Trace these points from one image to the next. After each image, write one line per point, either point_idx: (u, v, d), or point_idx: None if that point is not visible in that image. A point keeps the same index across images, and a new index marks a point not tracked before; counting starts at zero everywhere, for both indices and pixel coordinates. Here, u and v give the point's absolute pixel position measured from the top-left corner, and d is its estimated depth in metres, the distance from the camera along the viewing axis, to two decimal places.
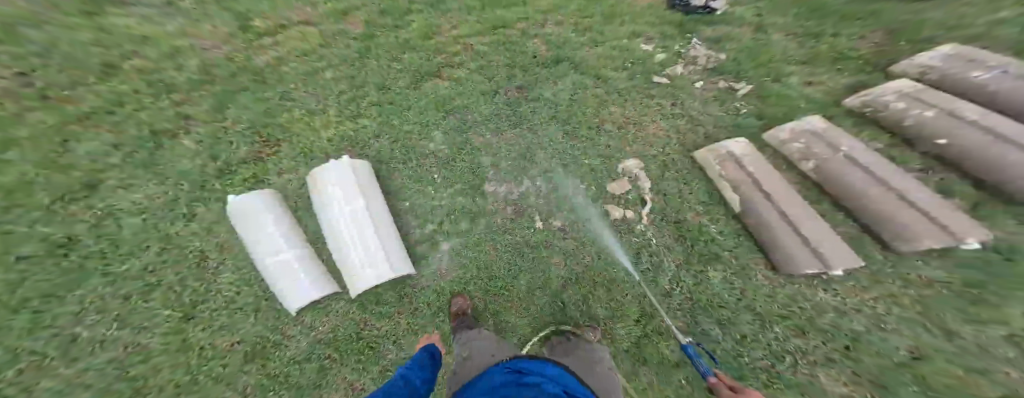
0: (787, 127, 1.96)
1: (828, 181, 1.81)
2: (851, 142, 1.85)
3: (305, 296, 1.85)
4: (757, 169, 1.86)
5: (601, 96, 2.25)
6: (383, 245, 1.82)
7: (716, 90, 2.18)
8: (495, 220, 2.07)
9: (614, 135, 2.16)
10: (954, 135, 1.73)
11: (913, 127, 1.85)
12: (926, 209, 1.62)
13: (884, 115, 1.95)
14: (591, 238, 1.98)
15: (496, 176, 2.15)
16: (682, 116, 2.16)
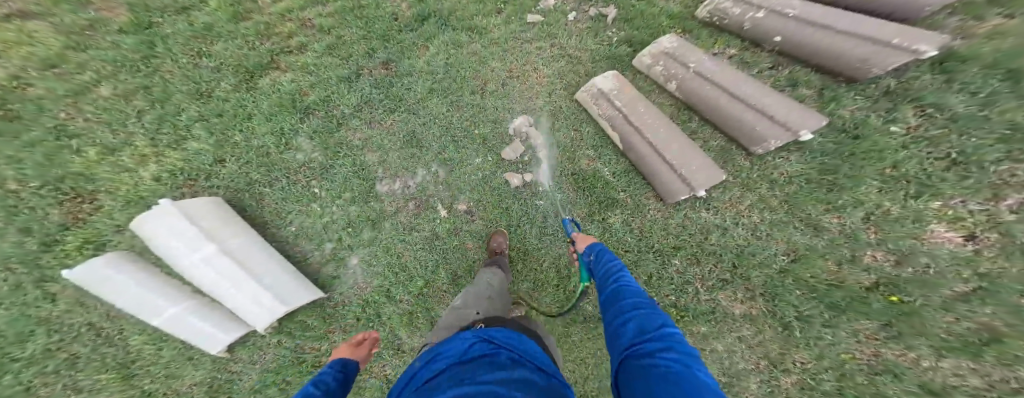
0: (641, 53, 1.92)
1: (690, 96, 1.84)
2: (697, 54, 1.83)
3: (213, 339, 1.68)
4: (625, 101, 1.82)
5: (477, 50, 2.01)
6: (259, 281, 1.57)
7: (590, 19, 2.01)
8: (396, 222, 1.93)
9: (500, 95, 2.00)
10: (787, 31, 1.74)
11: (755, 27, 1.81)
12: (767, 106, 1.71)
13: (729, 23, 1.87)
14: (500, 209, 1.93)
15: (386, 172, 1.96)
16: (564, 54, 2.02)
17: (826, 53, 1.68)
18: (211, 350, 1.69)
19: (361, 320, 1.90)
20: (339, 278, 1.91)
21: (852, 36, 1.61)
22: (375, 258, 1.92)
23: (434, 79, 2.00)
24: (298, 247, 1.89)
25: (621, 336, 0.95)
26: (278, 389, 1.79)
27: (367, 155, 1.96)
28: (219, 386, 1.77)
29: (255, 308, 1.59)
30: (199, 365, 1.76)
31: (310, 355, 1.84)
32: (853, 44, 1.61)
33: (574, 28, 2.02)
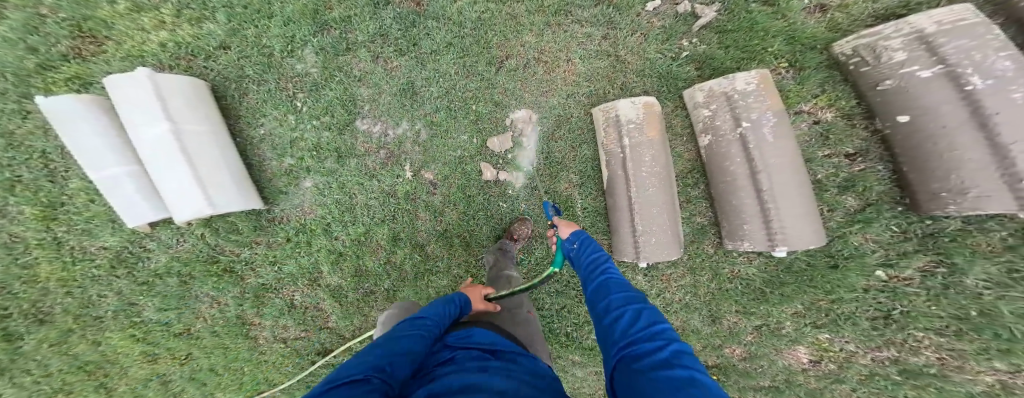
0: (710, 84, 1.58)
1: (713, 159, 1.59)
2: (761, 110, 1.49)
3: (140, 216, 1.60)
4: (633, 144, 1.55)
5: (517, 14, 1.68)
6: (196, 183, 1.43)
7: (672, 18, 1.70)
8: (361, 163, 1.70)
9: (518, 74, 1.72)
10: (926, 117, 1.32)
11: (891, 94, 1.41)
12: (776, 209, 1.46)
13: (871, 74, 1.46)
14: (462, 197, 1.76)
15: (371, 112, 1.70)
16: (607, 56, 1.73)
17: (942, 160, 1.31)
18: (133, 224, 1.62)
19: (290, 242, 1.73)
20: (287, 195, 1.71)
21: (985, 160, 1.23)
22: (325, 193, 1.70)
23: (459, 31, 1.68)
24: (258, 151, 1.69)
25: (612, 332, 0.83)
26: (178, 281, 1.74)
27: (359, 88, 1.71)
28: (126, 257, 1.72)
29: (182, 204, 1.46)
30: (118, 230, 1.69)
31: (225, 258, 1.73)
32: (958, 170, 1.28)
33: (649, 22, 1.71)
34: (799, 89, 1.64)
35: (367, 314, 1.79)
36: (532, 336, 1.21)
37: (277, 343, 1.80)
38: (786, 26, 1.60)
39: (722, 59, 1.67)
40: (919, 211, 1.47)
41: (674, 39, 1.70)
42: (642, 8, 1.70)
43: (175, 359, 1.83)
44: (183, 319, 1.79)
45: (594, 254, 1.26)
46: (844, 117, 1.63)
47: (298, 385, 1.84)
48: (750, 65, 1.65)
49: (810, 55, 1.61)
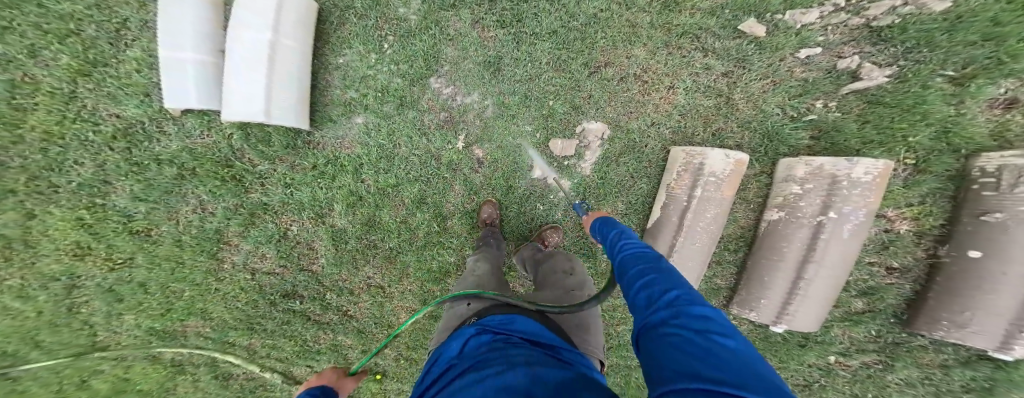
0: (822, 161, 1.47)
1: (773, 234, 1.60)
2: (854, 204, 1.43)
3: (184, 100, 1.43)
4: (704, 197, 1.53)
5: (638, 25, 1.58)
6: (265, 83, 1.36)
7: (824, 73, 1.58)
8: (419, 117, 1.60)
9: (610, 85, 1.64)
10: (999, 261, 1.33)
11: (985, 227, 1.37)
12: (802, 296, 1.55)
13: (987, 198, 1.37)
14: (503, 185, 1.71)
15: (450, 74, 1.54)
16: (716, 95, 1.64)
17: (980, 300, 1.38)
18: (169, 107, 1.45)
19: (314, 171, 1.60)
20: (336, 123, 1.58)
21: (1005, 308, 1.34)
22: (369, 135, 1.60)
23: (569, 23, 1.57)
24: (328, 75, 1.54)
25: (636, 307, 0.75)
26: (176, 174, 1.55)
27: (448, 47, 1.59)
28: (134, 133, 1.55)
29: (239, 105, 1.37)
30: (146, 104, 1.53)
31: (241, 166, 1.57)
32: (976, 310, 1.39)
33: (789, 71, 1.61)
34: (900, 192, 1.58)
35: (358, 267, 1.66)
36: (583, 328, 1.16)
37: (242, 273, 1.61)
38: (946, 117, 1.48)
39: (846, 135, 1.58)
40: (905, 323, 1.64)
41: (808, 96, 1.60)
42: (791, 52, 1.58)
43: (108, 262, 1.57)
44: (145, 217, 1.56)
45: (613, 236, 1.18)
46: (913, 233, 1.62)
47: (236, 325, 1.64)
48: (874, 150, 1.56)
49: (941, 158, 1.51)
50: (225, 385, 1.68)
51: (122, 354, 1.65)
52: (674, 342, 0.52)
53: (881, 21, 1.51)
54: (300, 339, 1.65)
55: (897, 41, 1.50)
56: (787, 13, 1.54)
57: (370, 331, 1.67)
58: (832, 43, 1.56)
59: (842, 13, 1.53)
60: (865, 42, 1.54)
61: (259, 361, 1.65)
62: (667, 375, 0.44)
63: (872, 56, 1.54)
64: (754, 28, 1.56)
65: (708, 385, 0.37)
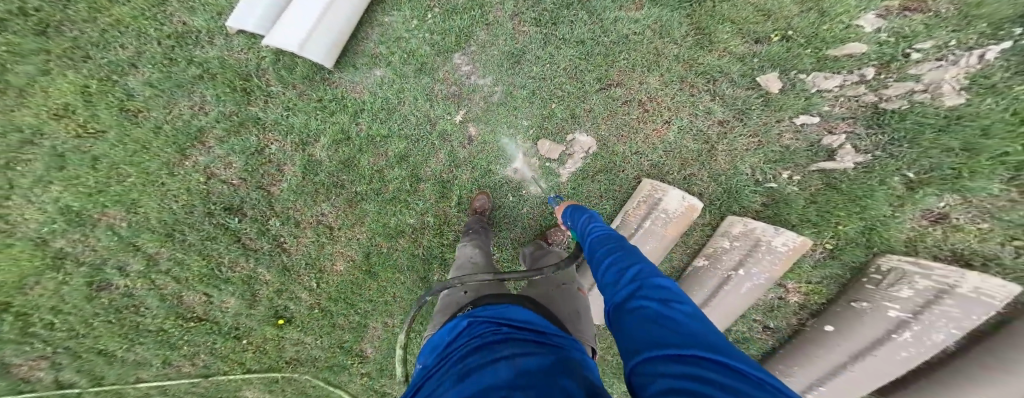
0: (756, 224, 1.49)
1: (690, 276, 1.61)
2: (761, 268, 1.48)
3: (244, 23, 1.58)
4: (648, 230, 1.54)
5: (663, 54, 1.59)
6: (313, 22, 1.50)
7: (807, 145, 1.51)
8: (431, 84, 1.65)
9: (614, 104, 1.63)
10: (844, 338, 1.43)
11: (851, 310, 1.44)
12: None
13: (866, 288, 1.43)
14: (484, 167, 1.64)
15: (474, 54, 1.66)
16: (703, 141, 1.59)
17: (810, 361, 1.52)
18: (230, 25, 1.59)
19: (318, 103, 1.63)
20: (356, 70, 1.66)
21: (821, 370, 1.50)
22: (381, 87, 1.65)
23: (599, 37, 1.62)
24: (368, 31, 1.65)
25: (605, 283, 0.78)
26: (197, 75, 1.62)
27: (480, 31, 1.65)
28: (187, 37, 1.69)
29: (283, 34, 1.51)
30: (211, 20, 1.69)
31: (257, 82, 1.63)
32: (799, 367, 1.55)
33: (779, 135, 1.54)
34: (806, 269, 1.56)
35: (316, 202, 1.52)
36: (578, 315, 1.02)
37: (198, 174, 1.50)
38: (879, 216, 1.44)
39: (790, 210, 1.53)
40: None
41: (779, 164, 1.54)
42: (790, 116, 1.52)
43: (80, 129, 1.53)
44: (147, 98, 1.59)
45: (584, 220, 1.16)
46: (798, 304, 1.63)
47: (155, 228, 1.43)
48: (806, 230, 1.52)
49: (853, 250, 1.50)
50: (91, 298, 1.40)
51: (15, 229, 1.44)
52: (647, 316, 0.55)
53: (892, 104, 1.40)
54: (213, 260, 1.44)
55: (891, 129, 1.40)
56: (811, 74, 1.48)
57: (296, 272, 1.50)
58: (832, 116, 1.48)
59: (862, 85, 1.43)
60: (861, 123, 1.45)
61: (152, 274, 1.41)
62: (647, 346, 0.46)
63: (858, 139, 1.45)
64: (771, 82, 1.51)
65: (690, 354, 0.39)
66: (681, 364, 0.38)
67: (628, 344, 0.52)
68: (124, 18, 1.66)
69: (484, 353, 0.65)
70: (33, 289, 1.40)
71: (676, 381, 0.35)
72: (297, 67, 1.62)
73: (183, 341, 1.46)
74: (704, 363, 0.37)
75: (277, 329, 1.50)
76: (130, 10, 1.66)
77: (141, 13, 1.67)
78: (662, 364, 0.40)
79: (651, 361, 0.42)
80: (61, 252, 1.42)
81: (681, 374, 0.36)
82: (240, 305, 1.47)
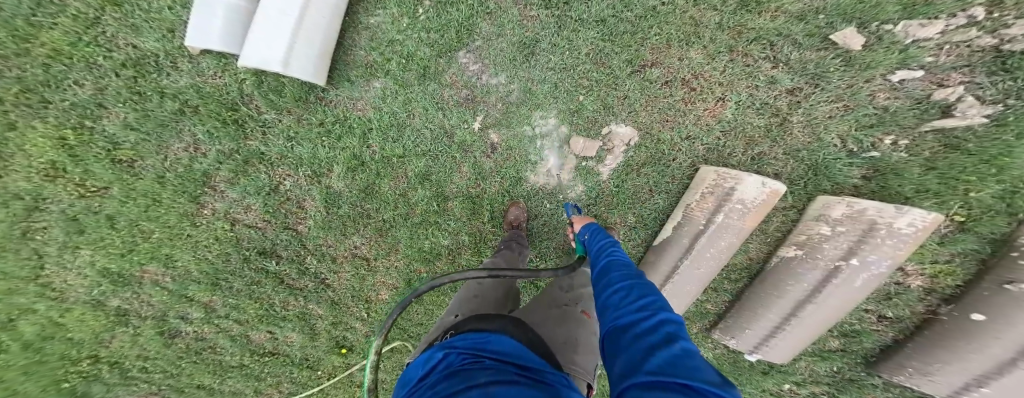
0: (867, 204, 1.17)
1: (779, 269, 1.35)
2: (882, 255, 1.16)
3: (209, 40, 1.36)
4: (723, 224, 1.31)
5: (702, 24, 1.37)
6: (293, 30, 1.29)
7: (911, 103, 1.26)
8: (439, 91, 1.54)
9: (651, 87, 1.45)
10: (1004, 327, 1.12)
11: (1007, 294, 1.14)
12: (784, 334, 1.35)
13: (1021, 266, 1.14)
14: (514, 175, 1.60)
15: (480, 49, 1.53)
16: (771, 113, 1.38)
17: (959, 355, 1.20)
18: (190, 43, 1.36)
19: (321, 128, 1.53)
20: (352, 85, 1.53)
21: (976, 369, 1.18)
22: (386, 101, 1.54)
23: (622, 13, 1.41)
24: (355, 36, 1.52)
25: (608, 308, 0.72)
26: (177, 109, 1.48)
27: (483, 22, 1.50)
28: (145, 64, 1.47)
29: (259, 47, 1.30)
30: (166, 39, 1.46)
31: (246, 111, 1.50)
32: (947, 364, 1.23)
33: (871, 96, 1.30)
34: (929, 247, 1.32)
35: (346, 235, 1.60)
36: (575, 345, 0.97)
37: (222, 222, 1.52)
38: (1023, 175, 1.18)
39: (902, 180, 1.30)
40: (866, 364, 1.48)
41: (879, 128, 1.30)
42: (883, 73, 1.27)
43: (80, 188, 1.48)
44: (132, 145, 1.48)
45: (603, 242, 1.11)
46: (923, 288, 1.38)
47: (200, 278, 1.54)
48: (925, 201, 1.29)
49: (992, 219, 1.25)
50: (168, 344, 1.58)
51: (65, 295, 1.52)
52: (643, 343, 0.50)
53: (1019, 45, 1.13)
54: (266, 302, 1.59)
55: (1023, 73, 1.14)
56: (901, 23, 1.21)
57: (345, 304, 1.65)
58: (939, 67, 1.22)
59: (974, 28, 1.16)
60: (981, 70, 1.19)
61: (214, 320, 1.58)
62: (638, 376, 0.42)
63: (980, 89, 1.19)
64: (849, 39, 1.25)
65: (677, 384, 0.36)
66: (665, 392, 0.35)
67: (620, 371, 0.48)
68: (64, 49, 1.43)
69: (460, 379, 0.58)
70: (112, 342, 1.57)
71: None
72: (289, 89, 1.49)
73: (265, 373, 1.68)
74: (686, 392, 0.34)
75: (343, 357, 1.70)
76: (68, 38, 1.42)
77: (83, 40, 1.43)
78: (647, 393, 0.36)
79: (637, 392, 0.38)
80: (125, 307, 1.54)
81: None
82: (303, 338, 1.66)
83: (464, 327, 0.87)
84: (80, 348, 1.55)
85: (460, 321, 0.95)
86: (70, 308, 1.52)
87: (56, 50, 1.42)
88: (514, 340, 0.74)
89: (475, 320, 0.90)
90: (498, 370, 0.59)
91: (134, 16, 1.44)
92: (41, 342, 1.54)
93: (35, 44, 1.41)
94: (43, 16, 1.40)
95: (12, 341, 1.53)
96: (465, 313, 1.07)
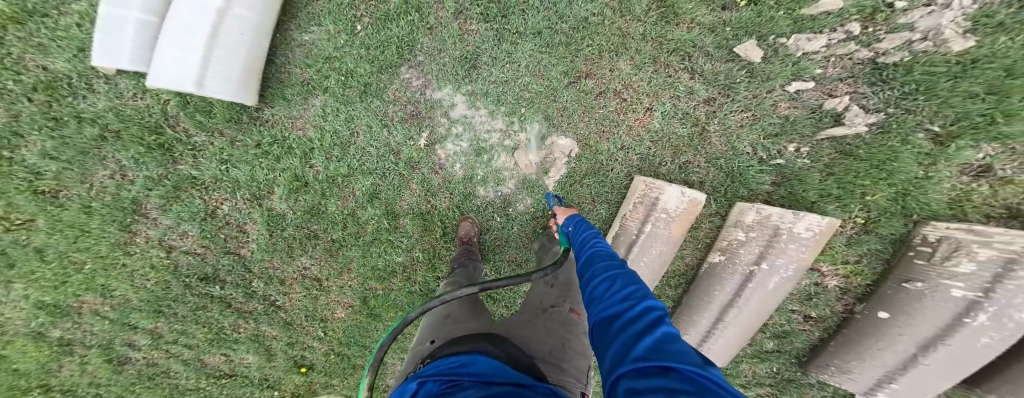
0: (772, 211, 1.36)
1: (708, 276, 1.51)
2: (787, 259, 1.37)
3: (119, 59, 1.28)
4: (652, 233, 1.45)
5: (629, 35, 1.37)
6: (202, 52, 1.23)
7: (808, 112, 1.35)
8: (383, 107, 1.49)
9: (587, 98, 1.46)
10: (904, 325, 1.31)
11: (904, 293, 1.32)
12: (716, 335, 1.53)
13: (916, 265, 1.30)
14: (463, 190, 1.58)
15: (422, 64, 1.47)
16: (692, 122, 1.43)
17: (873, 353, 1.40)
18: (98, 63, 1.28)
19: (258, 150, 1.48)
20: (289, 102, 1.47)
21: (887, 365, 1.39)
22: (326, 119, 1.49)
23: (556, 24, 1.39)
24: (289, 53, 1.45)
25: (593, 301, 0.74)
26: (98, 135, 1.40)
27: (423, 37, 1.44)
28: (57, 87, 1.37)
29: (168, 69, 1.24)
30: (78, 60, 1.36)
31: (172, 134, 1.44)
32: (863, 361, 1.43)
33: (774, 105, 1.37)
34: (839, 248, 1.45)
35: (294, 257, 1.59)
36: (563, 350, 0.93)
37: (157, 250, 1.50)
38: (910, 178, 1.30)
39: (806, 186, 1.40)
40: (799, 363, 1.65)
41: (783, 137, 1.38)
42: (782, 84, 1.34)
43: (4, 222, 1.41)
44: (51, 173, 1.41)
45: (586, 234, 1.10)
46: (839, 288, 1.52)
47: (141, 306, 1.54)
48: (829, 205, 1.40)
49: (890, 222, 1.37)
50: (118, 371, 1.60)
51: (4, 327, 1.50)
52: (629, 333, 0.53)
53: (890, 58, 1.22)
54: (215, 327, 1.60)
55: (898, 83, 1.23)
56: (792, 37, 1.28)
57: (299, 324, 1.66)
58: (827, 79, 1.30)
59: (852, 43, 1.24)
60: (864, 80, 1.27)
61: (163, 346, 1.59)
62: (626, 366, 0.45)
63: (864, 99, 1.28)
64: (750, 51, 1.31)
65: (663, 369, 0.39)
66: (652, 377, 0.38)
67: (608, 362, 0.51)
68: None
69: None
70: (59, 371, 1.57)
71: (645, 393, 0.35)
72: (219, 109, 1.43)
73: (224, 394, 1.71)
74: (671, 374, 0.38)
75: (303, 375, 1.73)
76: None
77: None
78: (637, 382, 0.40)
79: (630, 381, 0.41)
80: (67, 337, 1.53)
81: (651, 388, 0.36)
82: (260, 359, 1.68)
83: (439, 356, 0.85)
84: (30, 376, 1.56)
85: (438, 348, 0.92)
86: (11, 339, 1.51)
87: None
88: (494, 360, 0.74)
89: (450, 347, 0.88)
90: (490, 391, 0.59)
91: (40, 33, 1.33)
92: None
93: None
94: None
95: None
96: (442, 337, 1.05)
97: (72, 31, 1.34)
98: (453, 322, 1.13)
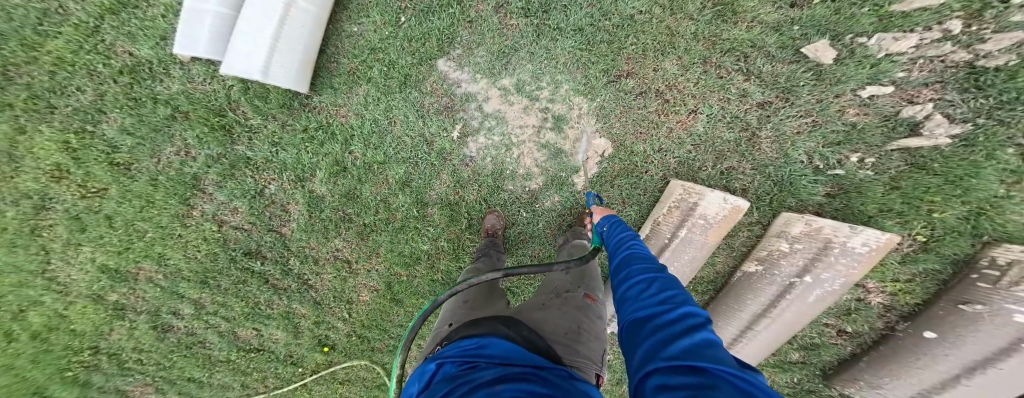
0: (823, 223, 1.28)
1: (742, 284, 1.47)
2: (836, 272, 1.29)
3: (194, 48, 1.41)
4: (686, 237, 1.42)
5: (677, 34, 1.38)
6: (269, 45, 1.34)
7: (880, 119, 1.29)
8: (421, 99, 1.56)
9: (626, 98, 1.46)
10: (951, 346, 1.24)
11: (958, 315, 1.24)
12: (742, 345, 1.51)
13: (977, 287, 1.21)
14: (492, 184, 1.60)
15: (463, 57, 1.54)
16: (741, 128, 1.41)
17: (909, 370, 1.34)
18: (179, 52, 1.43)
19: (305, 134, 1.57)
20: (336, 91, 1.56)
21: (924, 385, 1.33)
22: (367, 108, 1.57)
23: (600, 21, 1.42)
24: (341, 47, 1.54)
25: (626, 301, 0.72)
26: (169, 115, 1.53)
27: (464, 31, 1.51)
28: (140, 71, 1.51)
29: (239, 59, 1.35)
30: (160, 48, 1.50)
31: (233, 117, 1.55)
32: (896, 378, 1.37)
33: (840, 111, 1.33)
34: (890, 265, 1.37)
35: (329, 238, 1.65)
36: (578, 334, 0.91)
37: (210, 223, 1.61)
38: (988, 197, 1.22)
39: (864, 198, 1.34)
40: (823, 376, 1.61)
41: (846, 146, 1.33)
42: (854, 87, 1.30)
43: (82, 189, 1.55)
44: (124, 147, 1.54)
45: (622, 235, 1.07)
46: (883, 305, 1.45)
47: (189, 276, 1.64)
48: (888, 220, 1.33)
49: (954, 241, 1.29)
50: (161, 337, 1.70)
51: (69, 288, 1.62)
52: (664, 333, 0.51)
53: (992, 61, 1.15)
54: (252, 300, 1.68)
55: (996, 91, 1.16)
56: (875, 36, 1.23)
57: (327, 305, 1.71)
58: (908, 83, 1.25)
59: (948, 43, 1.17)
60: (953, 87, 1.21)
61: (204, 316, 1.68)
62: (656, 363, 0.43)
63: (952, 107, 1.21)
64: (822, 52, 1.27)
65: (697, 367, 0.38)
66: (685, 374, 0.37)
67: (639, 358, 0.49)
68: (56, 51, 1.46)
69: (462, 385, 0.58)
70: (110, 334, 1.68)
71: (677, 389, 0.34)
72: (272, 96, 1.53)
73: (251, 368, 1.77)
74: (703, 374, 0.36)
75: (325, 355, 1.77)
76: (62, 40, 1.46)
77: (80, 44, 1.48)
78: (670, 378, 0.38)
79: (661, 377, 0.40)
80: (121, 299, 1.65)
81: (686, 384, 0.34)
82: (287, 336, 1.74)
83: (460, 335, 0.86)
84: (83, 335, 1.67)
85: (455, 331, 0.93)
86: (74, 300, 1.63)
87: (50, 54, 1.46)
88: (510, 342, 0.73)
89: (467, 328, 0.88)
90: (508, 373, 0.59)
91: (132, 22, 1.48)
92: (49, 330, 1.66)
93: (35, 48, 1.45)
94: (45, 18, 1.45)
95: (22, 329, 1.65)
96: (460, 322, 1.06)
97: (160, 21, 1.49)
98: (472, 307, 1.13)
